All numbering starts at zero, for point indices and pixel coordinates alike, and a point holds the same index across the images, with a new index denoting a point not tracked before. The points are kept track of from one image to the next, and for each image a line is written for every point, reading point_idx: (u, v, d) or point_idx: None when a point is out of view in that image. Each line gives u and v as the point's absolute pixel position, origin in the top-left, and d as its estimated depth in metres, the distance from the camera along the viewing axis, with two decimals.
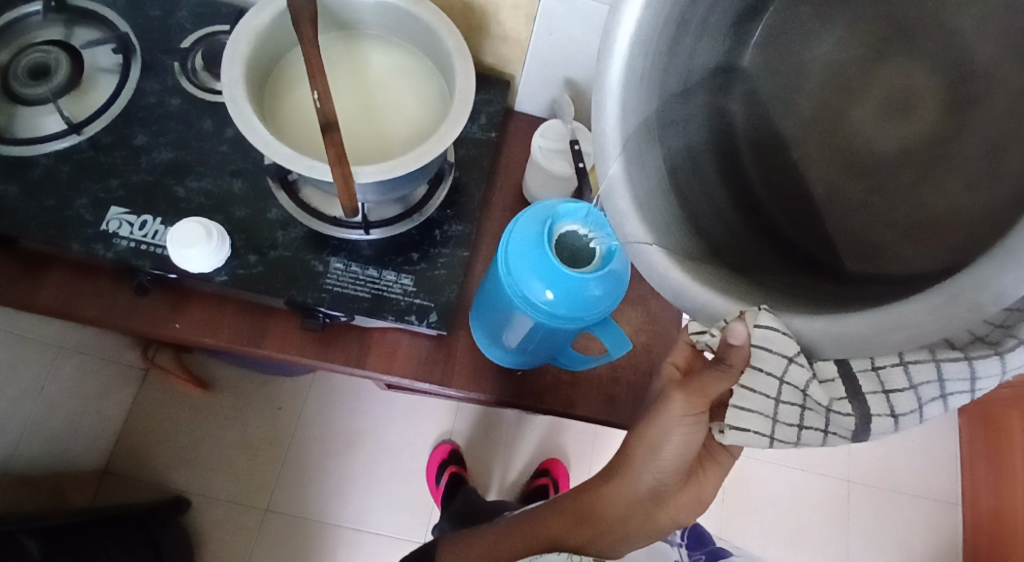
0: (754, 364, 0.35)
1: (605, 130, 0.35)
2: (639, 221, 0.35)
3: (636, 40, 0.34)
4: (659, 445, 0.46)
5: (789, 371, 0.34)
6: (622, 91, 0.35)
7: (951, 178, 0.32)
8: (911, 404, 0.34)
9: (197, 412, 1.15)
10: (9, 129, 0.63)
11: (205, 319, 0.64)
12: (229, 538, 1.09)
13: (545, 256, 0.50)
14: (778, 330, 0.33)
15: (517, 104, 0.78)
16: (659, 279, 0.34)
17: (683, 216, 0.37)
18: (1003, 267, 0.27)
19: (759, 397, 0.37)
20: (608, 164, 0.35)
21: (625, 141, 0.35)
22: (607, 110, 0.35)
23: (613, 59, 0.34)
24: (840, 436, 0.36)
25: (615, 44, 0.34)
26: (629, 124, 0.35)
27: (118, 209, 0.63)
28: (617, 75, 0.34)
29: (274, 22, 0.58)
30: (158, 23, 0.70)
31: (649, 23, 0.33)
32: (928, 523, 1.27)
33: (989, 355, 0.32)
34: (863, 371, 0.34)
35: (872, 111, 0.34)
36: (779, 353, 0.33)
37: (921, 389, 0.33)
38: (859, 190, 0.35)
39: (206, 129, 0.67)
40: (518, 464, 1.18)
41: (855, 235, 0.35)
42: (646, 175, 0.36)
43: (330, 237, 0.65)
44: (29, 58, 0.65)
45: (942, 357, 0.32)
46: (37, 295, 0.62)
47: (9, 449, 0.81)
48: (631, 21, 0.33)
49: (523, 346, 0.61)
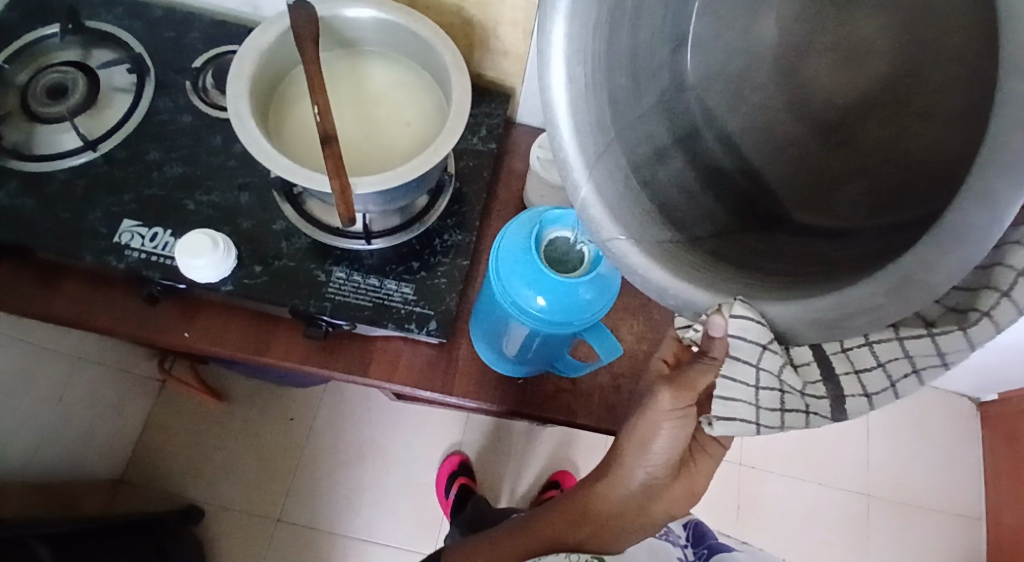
0: (732, 354, 0.34)
1: (562, 146, 0.36)
2: (614, 224, 0.35)
3: (570, 52, 0.35)
4: (649, 439, 0.46)
5: (764, 358, 0.33)
6: (569, 102, 0.35)
7: (912, 119, 0.31)
8: (882, 383, 0.34)
9: (210, 422, 1.17)
10: (28, 146, 0.66)
11: (213, 328, 0.66)
12: (241, 547, 1.11)
13: (533, 263, 0.50)
14: (754, 319, 0.32)
15: (518, 116, 0.80)
16: (642, 280, 0.34)
17: (658, 212, 0.36)
18: (942, 247, 0.27)
19: (741, 386, 0.36)
20: (574, 177, 0.36)
21: (583, 150, 0.36)
22: (560, 125, 0.36)
23: (553, 77, 0.35)
24: (821, 416, 0.35)
25: (551, 63, 0.35)
26: (585, 133, 0.36)
27: (130, 222, 0.65)
28: (561, 90, 0.35)
29: (279, 40, 0.61)
30: (171, 44, 0.73)
31: (581, 32, 0.35)
32: (954, 541, 1.22)
33: (953, 330, 0.32)
34: (834, 353, 0.34)
35: (823, 70, 0.34)
36: (754, 341, 0.32)
37: (890, 366, 0.33)
38: (823, 151, 0.35)
39: (215, 144, 0.70)
40: (529, 475, 1.18)
41: (861, 184, 0.34)
42: (614, 179, 0.36)
43: (333, 247, 0.67)
44: (48, 79, 0.68)
45: (906, 334, 0.32)
46: (51, 304, 0.65)
47: (27, 455, 0.83)
48: (560, 35, 0.34)
49: (523, 353, 0.64)
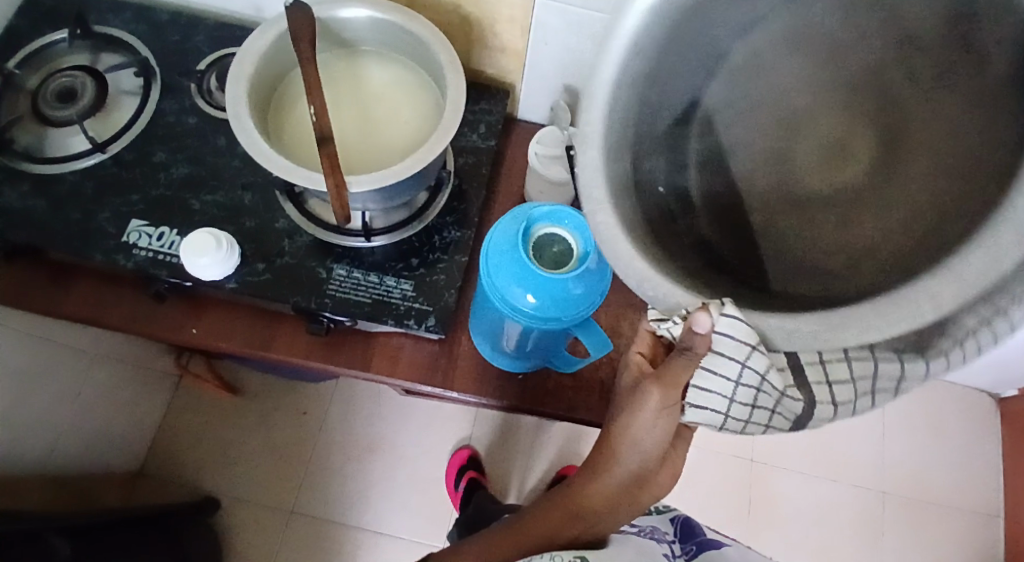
0: (716, 351, 0.36)
1: (589, 120, 0.38)
2: (609, 210, 0.38)
3: (632, 40, 0.37)
4: (638, 434, 0.46)
5: (752, 358, 0.35)
6: (610, 83, 0.38)
7: (907, 186, 0.35)
8: (848, 395, 0.37)
9: (225, 416, 1.20)
10: (40, 149, 0.68)
11: (220, 325, 0.68)
12: (256, 538, 1.13)
13: (521, 259, 0.51)
14: (742, 320, 0.35)
15: (519, 112, 0.81)
16: (624, 267, 0.37)
17: (640, 217, 0.39)
18: (943, 277, 0.32)
19: (722, 380, 0.38)
20: (588, 150, 0.38)
21: (606, 132, 0.38)
22: (596, 100, 0.38)
23: (608, 54, 0.38)
24: (784, 418, 0.39)
25: (612, 40, 0.38)
26: (614, 118, 0.39)
27: (138, 222, 0.67)
28: (608, 71, 0.38)
29: (277, 42, 0.62)
30: (177, 47, 0.75)
31: (650, 25, 0.37)
32: (971, 538, 1.20)
33: (917, 359, 0.34)
34: (810, 363, 0.37)
35: (816, 146, 0.37)
36: (742, 341, 0.35)
37: (858, 382, 0.36)
38: (793, 218, 0.38)
39: (219, 145, 0.71)
40: (537, 470, 1.18)
41: (822, 252, 0.37)
42: (618, 164, 0.39)
43: (334, 245, 0.68)
44: (58, 83, 0.70)
45: (880, 355, 0.35)
46: (64, 303, 0.67)
47: (46, 450, 0.86)
48: (630, 23, 0.37)
49: (521, 348, 0.64)
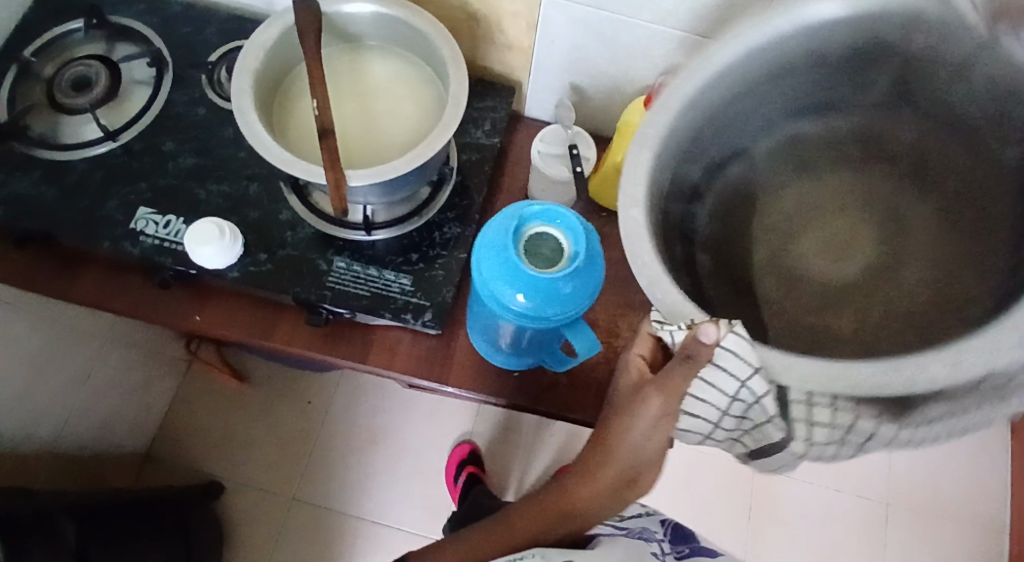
0: (718, 363, 0.41)
1: (653, 124, 0.47)
2: (639, 206, 0.45)
3: (711, 75, 0.48)
4: (633, 434, 0.45)
5: (751, 379, 0.41)
6: (680, 106, 0.48)
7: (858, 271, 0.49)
8: (822, 438, 0.43)
9: (232, 403, 1.22)
10: (54, 136, 0.70)
11: (223, 313, 0.69)
12: (259, 523, 1.15)
13: (511, 258, 0.51)
14: (746, 340, 0.40)
15: (525, 110, 0.81)
16: (642, 264, 0.43)
17: (658, 226, 0.47)
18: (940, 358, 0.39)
19: (717, 392, 0.42)
20: (642, 145, 0.46)
21: (663, 137, 0.47)
22: (666, 112, 0.47)
23: (691, 78, 0.48)
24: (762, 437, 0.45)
25: (699, 68, 0.48)
26: (673, 133, 0.48)
27: (145, 210, 0.68)
28: (682, 93, 0.48)
29: (283, 36, 0.62)
30: (189, 40, 0.76)
31: (729, 67, 0.48)
32: (977, 551, 1.18)
33: (885, 423, 0.43)
34: (796, 401, 0.42)
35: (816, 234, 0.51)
36: (744, 361, 0.40)
37: (834, 429, 0.43)
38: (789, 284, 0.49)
39: (227, 136, 0.72)
40: (537, 467, 1.19)
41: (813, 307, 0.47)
42: (657, 170, 0.47)
43: (335, 238, 0.68)
44: (73, 72, 0.71)
45: (860, 413, 0.42)
46: (74, 287, 0.68)
47: (56, 431, 0.88)
48: (718, 60, 0.48)
49: (516, 346, 0.64)
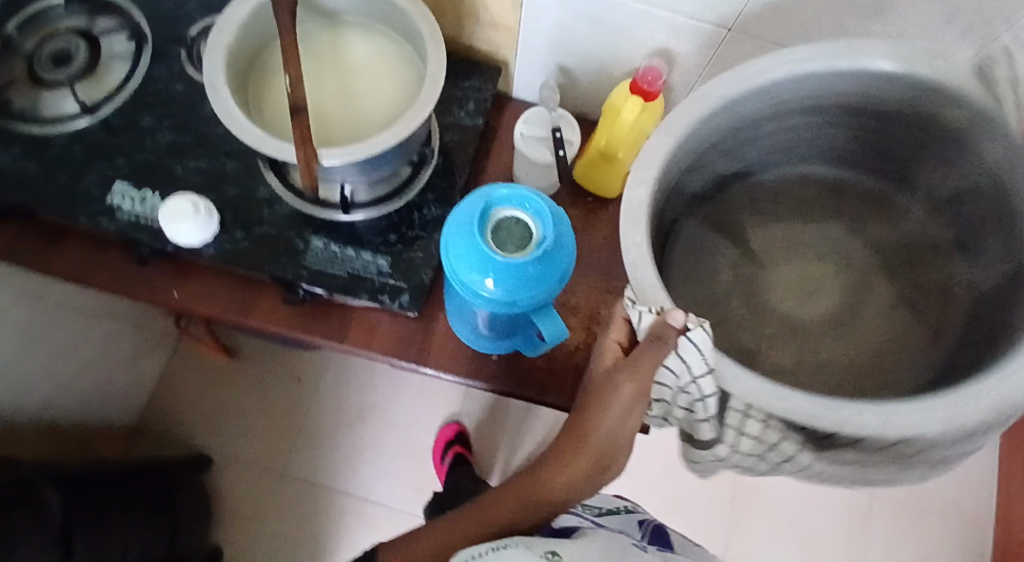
0: (679, 350, 0.43)
1: (678, 118, 0.50)
2: (641, 193, 0.48)
3: (746, 87, 0.51)
4: (608, 419, 0.43)
5: (703, 376, 0.44)
6: (706, 108, 0.51)
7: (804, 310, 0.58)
8: (744, 444, 0.48)
9: (222, 378, 1.22)
10: (33, 110, 0.69)
11: (202, 290, 0.69)
12: (249, 496, 1.16)
13: (478, 241, 0.50)
14: (707, 335, 0.43)
15: (512, 90, 0.80)
16: (631, 244, 0.47)
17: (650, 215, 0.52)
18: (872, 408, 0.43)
19: (671, 377, 0.45)
20: (661, 137, 0.49)
21: (682, 131, 0.50)
22: (694, 110, 0.50)
23: (728, 84, 0.51)
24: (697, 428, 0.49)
25: (738, 76, 0.51)
26: (691, 130, 0.51)
27: (122, 185, 0.68)
28: (710, 97, 0.51)
29: (259, 11, 0.61)
30: (170, 13, 0.75)
31: (763, 86, 0.52)
32: (959, 541, 1.19)
33: (802, 446, 0.48)
34: (733, 408, 0.46)
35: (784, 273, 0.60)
36: (701, 356, 0.43)
37: (757, 441, 0.48)
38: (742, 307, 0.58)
39: (206, 113, 0.72)
40: (524, 449, 1.19)
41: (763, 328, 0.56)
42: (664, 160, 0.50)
43: (313, 217, 0.68)
44: (52, 46, 0.71)
45: (786, 436, 0.47)
46: (53, 262, 0.69)
47: (41, 403, 0.89)
48: (761, 77, 0.51)
49: (493, 330, 0.64)
